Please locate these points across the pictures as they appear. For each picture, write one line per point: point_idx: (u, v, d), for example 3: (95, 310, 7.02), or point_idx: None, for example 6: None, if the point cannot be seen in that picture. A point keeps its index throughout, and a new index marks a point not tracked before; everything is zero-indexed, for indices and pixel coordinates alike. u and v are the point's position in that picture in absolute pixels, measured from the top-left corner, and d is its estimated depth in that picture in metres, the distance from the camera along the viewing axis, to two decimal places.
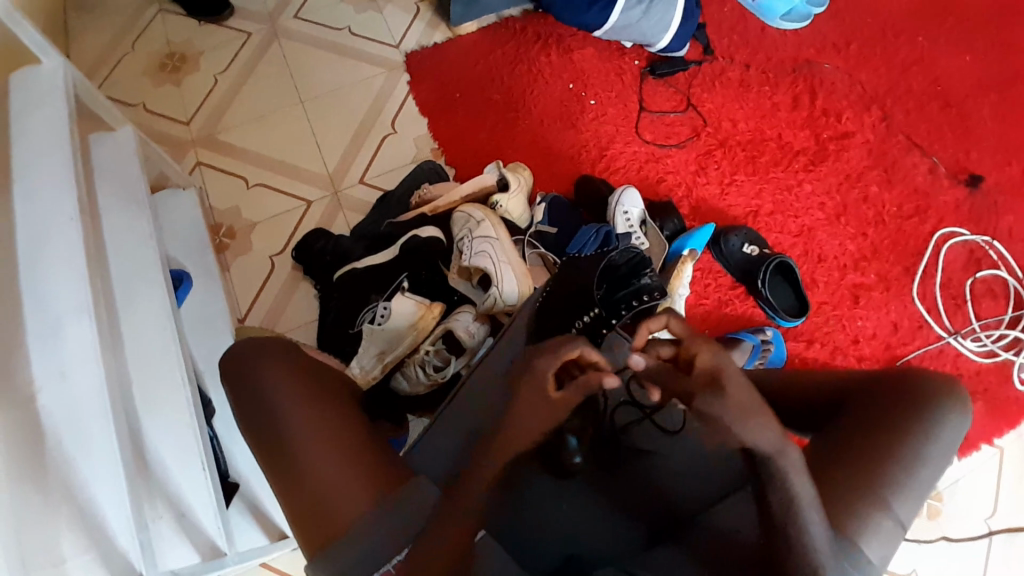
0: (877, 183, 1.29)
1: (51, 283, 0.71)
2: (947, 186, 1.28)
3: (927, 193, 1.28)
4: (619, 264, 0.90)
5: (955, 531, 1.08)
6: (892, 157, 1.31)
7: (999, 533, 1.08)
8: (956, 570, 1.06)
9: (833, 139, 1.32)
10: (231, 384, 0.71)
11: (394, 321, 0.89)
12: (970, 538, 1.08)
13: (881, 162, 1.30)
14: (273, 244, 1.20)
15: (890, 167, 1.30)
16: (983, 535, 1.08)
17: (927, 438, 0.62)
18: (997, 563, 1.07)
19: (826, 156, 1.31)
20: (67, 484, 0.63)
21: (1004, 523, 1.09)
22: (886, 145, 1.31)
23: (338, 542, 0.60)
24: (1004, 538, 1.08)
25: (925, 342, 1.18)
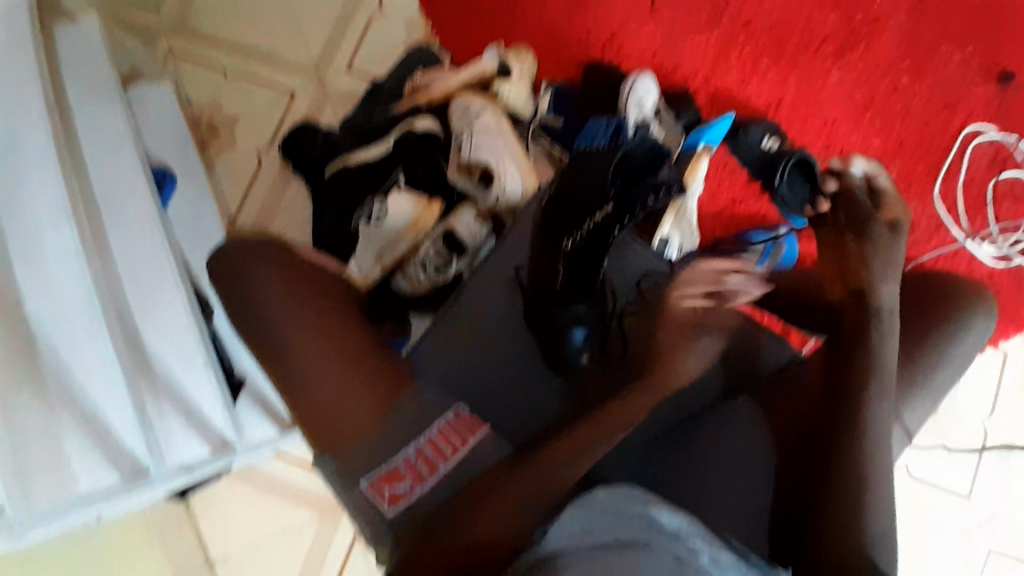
0: (908, 74, 1.17)
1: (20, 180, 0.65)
2: (979, 82, 1.17)
3: (964, 84, 1.17)
4: (637, 156, 0.82)
5: (953, 441, 1.08)
6: (928, 45, 1.17)
7: (993, 448, 1.08)
8: (949, 475, 1.08)
9: (867, 21, 1.18)
10: (228, 286, 0.69)
11: (391, 221, 0.86)
12: (966, 448, 1.08)
13: (917, 50, 1.17)
14: (260, 139, 1.12)
15: (927, 56, 1.17)
16: (977, 448, 1.08)
17: (947, 346, 0.63)
18: (990, 468, 1.08)
19: (857, 43, 1.18)
20: (66, 389, 0.62)
21: (1000, 438, 1.09)
22: (921, 30, 1.17)
23: (349, 443, 0.60)
24: (997, 455, 1.08)
25: (940, 244, 1.14)
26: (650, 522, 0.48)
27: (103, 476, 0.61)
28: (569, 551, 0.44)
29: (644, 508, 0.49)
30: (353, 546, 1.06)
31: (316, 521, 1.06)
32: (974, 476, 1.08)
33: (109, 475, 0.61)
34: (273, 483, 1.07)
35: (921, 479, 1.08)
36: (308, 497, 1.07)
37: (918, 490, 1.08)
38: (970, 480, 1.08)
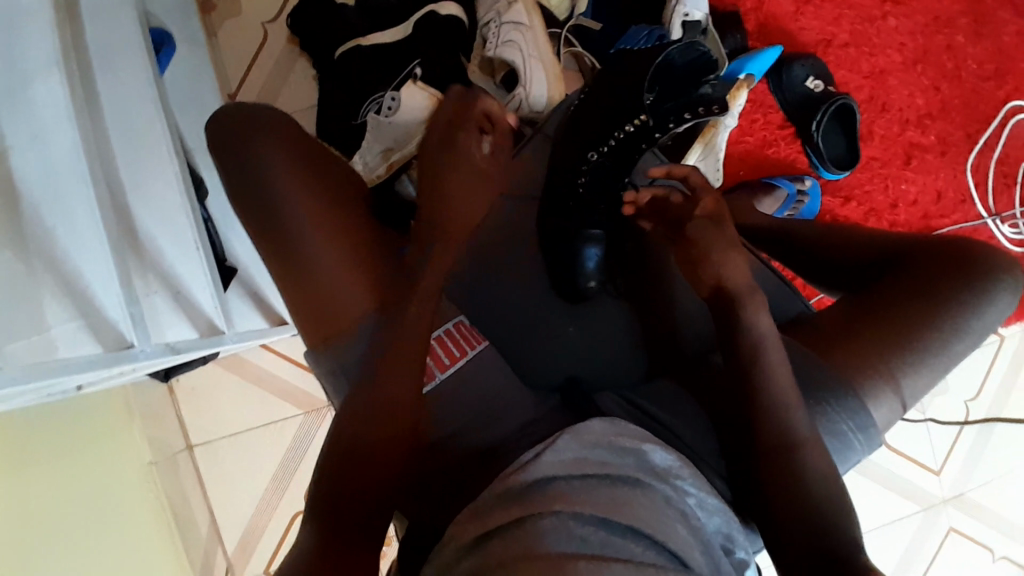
0: (965, 33, 1.10)
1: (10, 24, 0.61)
2: None
3: (1016, 54, 1.10)
4: (678, 63, 0.66)
5: (936, 417, 1.09)
6: (988, 6, 1.10)
7: (970, 429, 1.09)
8: (926, 451, 1.09)
9: None
10: (221, 151, 0.63)
11: (403, 115, 0.80)
12: (951, 422, 1.09)
13: (975, 5, 1.10)
14: (268, 10, 1.03)
15: (983, 18, 1.10)
16: (959, 422, 1.10)
17: (968, 312, 0.58)
18: (965, 444, 1.10)
19: None
20: (47, 253, 0.58)
21: (978, 419, 1.10)
22: None
23: (345, 337, 0.59)
24: (975, 430, 1.10)
25: (963, 219, 1.09)
26: (641, 459, 0.49)
27: (83, 344, 0.56)
28: (562, 480, 0.45)
29: (636, 446, 0.50)
30: None
31: (299, 418, 1.08)
32: (948, 451, 1.10)
33: (91, 344, 0.57)
34: (258, 376, 1.07)
35: (894, 455, 1.09)
36: (293, 394, 1.08)
37: (891, 462, 1.08)
38: (942, 461, 1.09)
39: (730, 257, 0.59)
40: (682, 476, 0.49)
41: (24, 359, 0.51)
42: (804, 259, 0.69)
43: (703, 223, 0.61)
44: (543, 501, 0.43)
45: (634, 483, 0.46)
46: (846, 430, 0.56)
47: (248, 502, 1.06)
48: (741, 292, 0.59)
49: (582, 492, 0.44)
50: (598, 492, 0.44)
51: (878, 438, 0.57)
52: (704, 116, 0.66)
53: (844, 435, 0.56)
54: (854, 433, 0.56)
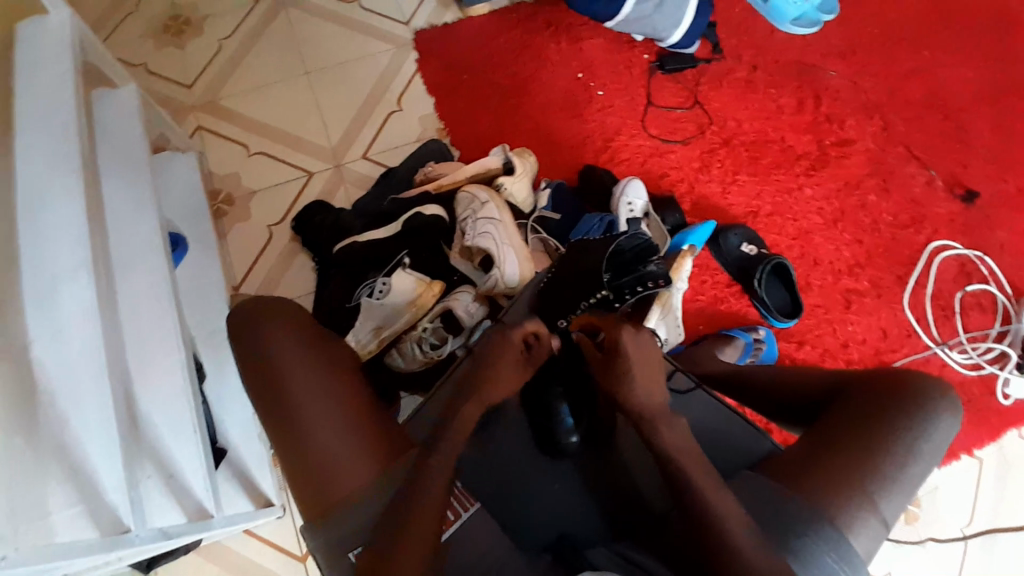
0: (875, 191, 1.29)
1: (50, 241, 0.70)
2: (942, 200, 1.28)
3: (924, 206, 1.28)
4: (626, 249, 0.86)
5: (935, 547, 1.11)
6: (891, 168, 1.30)
7: (975, 535, 1.11)
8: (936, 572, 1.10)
9: (835, 146, 1.32)
10: (237, 341, 0.71)
11: (393, 297, 0.90)
12: (950, 540, 1.11)
13: (877, 170, 1.30)
14: (272, 214, 1.19)
15: (889, 177, 1.30)
16: (960, 538, 1.11)
17: (917, 435, 0.64)
18: (971, 572, 1.10)
19: (827, 162, 1.31)
20: (58, 437, 0.63)
21: (981, 526, 1.12)
22: (884, 156, 1.31)
23: (337, 511, 0.63)
24: (980, 542, 1.11)
25: (913, 350, 1.20)
26: None
27: (83, 529, 0.58)
28: None
29: None
30: None
31: None
32: (959, 567, 1.10)
33: (88, 529, 0.58)
34: (244, 568, 1.02)
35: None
36: None
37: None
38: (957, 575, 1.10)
39: (650, 380, 0.66)
40: None
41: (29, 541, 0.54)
42: (793, 408, 0.73)
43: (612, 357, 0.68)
44: None
45: None
46: (831, 564, 0.58)
47: None
48: (656, 414, 0.64)
49: None
50: None
51: (862, 567, 0.59)
52: (652, 289, 0.82)
53: (829, 567, 0.58)
54: (840, 565, 0.58)
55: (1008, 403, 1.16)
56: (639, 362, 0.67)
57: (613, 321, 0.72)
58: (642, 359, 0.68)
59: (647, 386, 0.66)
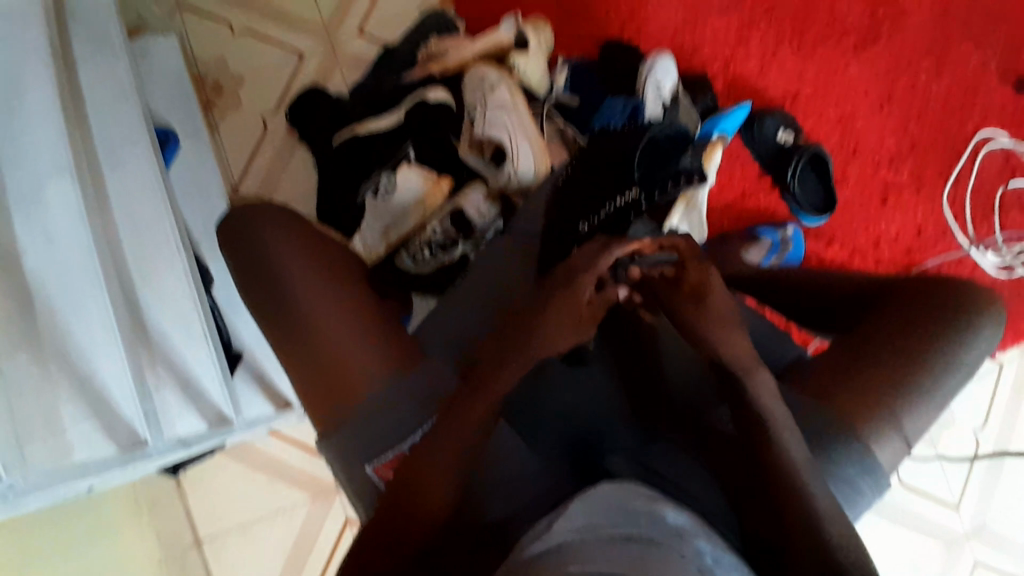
0: (931, 71, 1.15)
1: (27, 139, 0.65)
2: (1005, 79, 1.15)
3: (983, 87, 1.15)
4: (662, 141, 0.84)
5: (946, 448, 1.10)
6: (954, 41, 1.15)
7: (983, 459, 1.09)
8: (942, 486, 1.09)
9: (892, 16, 1.16)
10: (233, 248, 0.69)
11: (400, 195, 0.86)
12: (960, 457, 1.10)
13: (937, 44, 1.15)
14: (265, 103, 1.09)
15: (949, 52, 1.15)
16: (968, 459, 1.09)
17: (954, 347, 0.61)
18: (980, 472, 1.10)
19: (881, 35, 1.16)
20: (64, 352, 0.61)
21: (990, 450, 1.10)
22: (949, 27, 1.15)
23: (349, 416, 0.62)
24: (987, 465, 1.10)
25: (947, 250, 1.13)
26: (653, 519, 0.49)
27: (98, 445, 0.59)
28: (577, 540, 0.46)
29: (648, 507, 0.50)
30: (344, 528, 1.05)
31: (306, 501, 1.06)
32: (963, 485, 1.09)
33: (104, 446, 0.59)
34: (267, 461, 1.06)
35: (904, 490, 1.09)
36: (300, 477, 1.06)
37: (897, 495, 1.09)
38: (959, 494, 1.09)
39: (723, 327, 0.61)
40: (693, 533, 0.49)
41: (43, 463, 0.55)
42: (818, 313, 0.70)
43: (692, 301, 0.62)
44: (556, 564, 0.44)
45: (647, 542, 0.46)
46: (853, 475, 0.57)
47: None
48: (742, 366, 0.60)
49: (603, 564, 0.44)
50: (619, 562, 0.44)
51: (885, 481, 0.58)
52: (683, 185, 0.86)
53: (851, 479, 0.57)
54: (861, 477, 0.57)
55: None
56: (715, 312, 0.61)
57: (691, 253, 0.62)
58: (720, 305, 0.62)
59: (725, 333, 0.61)
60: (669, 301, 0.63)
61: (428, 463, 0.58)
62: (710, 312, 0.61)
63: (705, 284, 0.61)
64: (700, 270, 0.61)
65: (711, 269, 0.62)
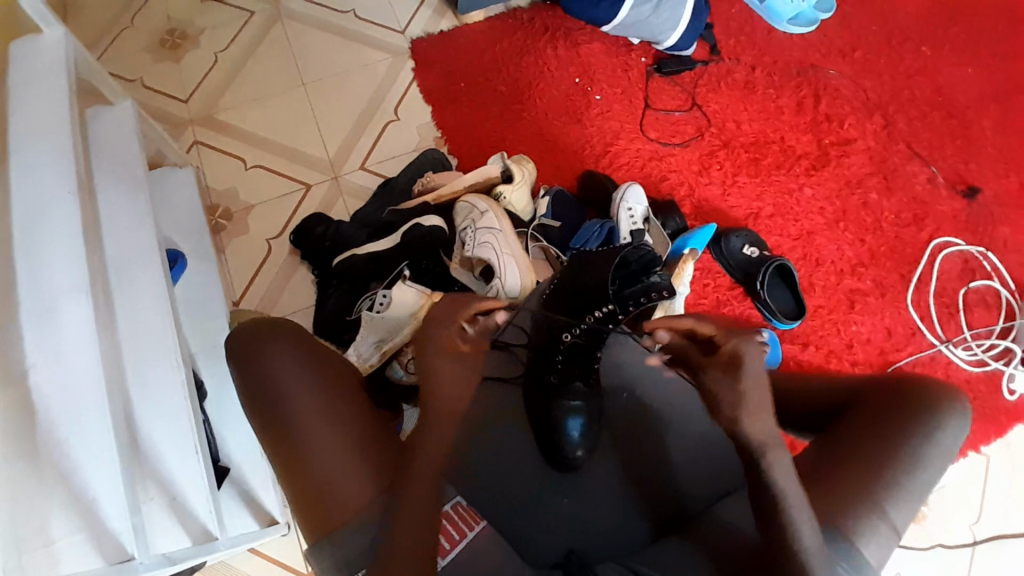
0: (877, 190, 1.28)
1: (48, 257, 0.69)
2: (945, 196, 1.28)
3: (925, 202, 1.27)
4: (631, 260, 0.83)
5: (945, 547, 1.09)
6: (893, 164, 1.30)
7: (982, 545, 1.09)
8: None
9: (835, 144, 1.31)
10: (236, 358, 0.71)
11: (394, 309, 0.91)
12: (958, 545, 1.09)
13: (879, 167, 1.29)
14: (271, 228, 1.18)
15: (891, 174, 1.29)
16: (968, 546, 1.09)
17: (927, 441, 0.63)
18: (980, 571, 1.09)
19: (827, 161, 1.30)
20: (60, 465, 0.61)
21: (987, 535, 1.10)
22: (886, 153, 1.30)
23: (342, 529, 0.62)
24: (986, 553, 1.09)
25: (918, 349, 1.19)
26: None
27: (86, 558, 0.58)
28: None
29: None
30: None
31: None
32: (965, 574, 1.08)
33: (93, 558, 0.58)
34: None
35: None
36: None
37: None
38: None
39: (752, 406, 0.61)
40: None
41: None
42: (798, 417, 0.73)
43: (720, 376, 0.62)
44: None
45: None
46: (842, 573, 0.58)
47: None
48: (767, 441, 0.61)
49: None
50: None
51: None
52: (655, 301, 0.81)
53: None
54: None
55: (1015, 401, 1.15)
56: (750, 382, 0.61)
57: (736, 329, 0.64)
58: (756, 375, 0.62)
59: (752, 417, 0.61)
60: (698, 362, 0.65)
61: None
62: (716, 362, 0.62)
63: (737, 345, 0.62)
64: (728, 338, 0.63)
65: (746, 338, 0.62)
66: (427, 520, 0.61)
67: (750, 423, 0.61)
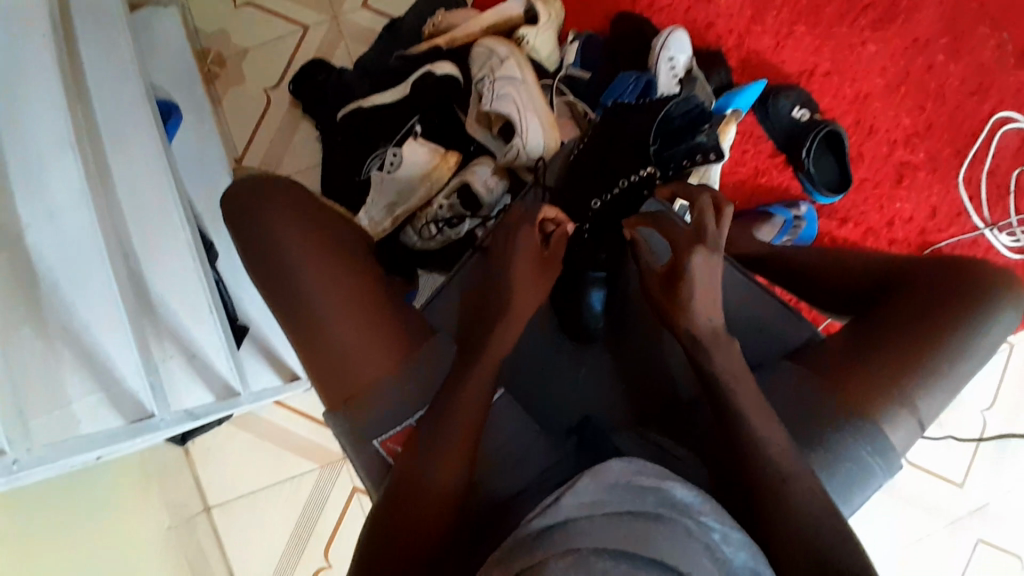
0: (943, 53, 1.12)
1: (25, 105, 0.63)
2: (1014, 66, 1.11)
3: (992, 72, 1.11)
4: (675, 115, 0.77)
5: (955, 428, 1.10)
6: (962, 25, 1.12)
7: (989, 441, 1.09)
8: (948, 466, 1.09)
9: None
10: (236, 222, 0.67)
11: (405, 170, 0.86)
12: (966, 439, 1.09)
13: (960, 18, 1.12)
14: (269, 77, 1.08)
15: (960, 37, 1.12)
16: (974, 440, 1.10)
17: (973, 331, 0.59)
18: (983, 465, 1.10)
19: (896, 15, 1.12)
20: (68, 324, 0.60)
21: (996, 431, 1.10)
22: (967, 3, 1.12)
23: (360, 397, 0.62)
24: (992, 448, 1.10)
25: (961, 231, 1.11)
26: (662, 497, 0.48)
27: (104, 417, 0.58)
28: (583, 520, 0.45)
29: (657, 484, 0.49)
30: (349, 505, 1.05)
31: (314, 473, 1.06)
32: (969, 466, 1.09)
33: (112, 418, 0.58)
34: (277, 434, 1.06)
35: (912, 469, 1.09)
36: (311, 448, 1.06)
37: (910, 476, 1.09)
38: (964, 471, 1.09)
39: (698, 300, 0.60)
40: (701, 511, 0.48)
41: (47, 438, 0.53)
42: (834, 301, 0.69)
43: (664, 276, 0.62)
44: (566, 540, 0.43)
45: (655, 519, 0.46)
46: (863, 456, 0.58)
47: (264, 559, 1.04)
48: (710, 335, 0.61)
49: (604, 532, 0.44)
50: (617, 527, 0.44)
51: (896, 461, 0.59)
52: (700, 162, 0.76)
53: (862, 460, 0.58)
54: (873, 459, 0.58)
55: None
56: (699, 284, 0.59)
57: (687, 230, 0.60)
58: (704, 277, 0.59)
59: (702, 307, 0.60)
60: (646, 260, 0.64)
61: (428, 462, 0.56)
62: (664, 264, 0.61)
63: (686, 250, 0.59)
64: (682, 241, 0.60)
65: (701, 245, 0.58)
66: (474, 401, 0.59)
67: (694, 318, 0.61)
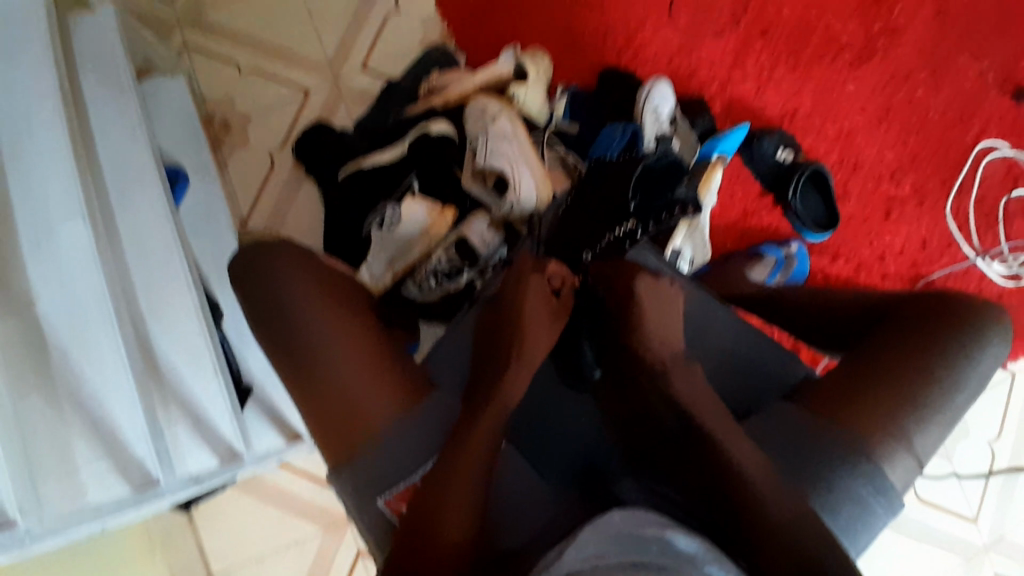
0: (925, 85, 1.16)
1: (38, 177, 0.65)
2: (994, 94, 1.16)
3: (977, 96, 1.16)
4: (656, 170, 0.85)
5: (964, 463, 1.09)
6: (943, 54, 1.16)
7: (998, 475, 1.09)
8: (960, 502, 1.08)
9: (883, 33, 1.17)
10: (243, 276, 0.70)
11: (404, 228, 0.88)
12: (975, 474, 1.09)
13: (931, 57, 1.17)
14: (273, 138, 1.12)
15: (941, 66, 1.16)
16: (982, 476, 1.09)
17: (961, 364, 0.61)
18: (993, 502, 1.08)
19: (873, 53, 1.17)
20: (76, 390, 0.61)
21: (1005, 465, 1.09)
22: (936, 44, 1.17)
23: (363, 448, 0.62)
24: (1002, 481, 1.09)
25: (951, 262, 1.13)
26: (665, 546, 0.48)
27: (112, 485, 0.60)
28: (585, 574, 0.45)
29: (659, 531, 0.49)
30: (356, 559, 1.04)
31: (320, 528, 1.05)
32: (981, 500, 1.08)
33: (117, 485, 0.60)
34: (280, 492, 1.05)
35: (925, 506, 1.08)
36: (316, 505, 1.05)
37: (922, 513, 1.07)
38: (977, 506, 1.08)
39: (653, 331, 0.70)
40: (703, 559, 0.49)
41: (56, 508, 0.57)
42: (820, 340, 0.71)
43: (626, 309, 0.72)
44: None
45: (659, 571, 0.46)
46: (864, 495, 0.58)
47: None
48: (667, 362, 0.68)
49: None
50: None
51: (898, 499, 0.59)
52: (678, 214, 0.83)
53: (863, 499, 0.58)
54: (874, 498, 0.58)
55: None
56: (651, 316, 0.71)
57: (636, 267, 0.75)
58: (658, 307, 0.72)
59: (658, 339, 0.70)
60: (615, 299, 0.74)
61: (435, 502, 0.58)
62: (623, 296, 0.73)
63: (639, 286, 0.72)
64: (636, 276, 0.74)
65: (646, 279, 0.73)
66: (479, 441, 0.62)
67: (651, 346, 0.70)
